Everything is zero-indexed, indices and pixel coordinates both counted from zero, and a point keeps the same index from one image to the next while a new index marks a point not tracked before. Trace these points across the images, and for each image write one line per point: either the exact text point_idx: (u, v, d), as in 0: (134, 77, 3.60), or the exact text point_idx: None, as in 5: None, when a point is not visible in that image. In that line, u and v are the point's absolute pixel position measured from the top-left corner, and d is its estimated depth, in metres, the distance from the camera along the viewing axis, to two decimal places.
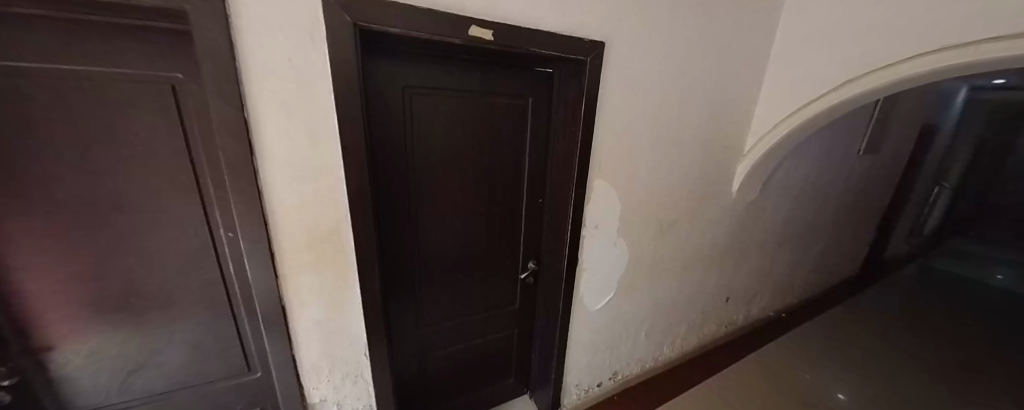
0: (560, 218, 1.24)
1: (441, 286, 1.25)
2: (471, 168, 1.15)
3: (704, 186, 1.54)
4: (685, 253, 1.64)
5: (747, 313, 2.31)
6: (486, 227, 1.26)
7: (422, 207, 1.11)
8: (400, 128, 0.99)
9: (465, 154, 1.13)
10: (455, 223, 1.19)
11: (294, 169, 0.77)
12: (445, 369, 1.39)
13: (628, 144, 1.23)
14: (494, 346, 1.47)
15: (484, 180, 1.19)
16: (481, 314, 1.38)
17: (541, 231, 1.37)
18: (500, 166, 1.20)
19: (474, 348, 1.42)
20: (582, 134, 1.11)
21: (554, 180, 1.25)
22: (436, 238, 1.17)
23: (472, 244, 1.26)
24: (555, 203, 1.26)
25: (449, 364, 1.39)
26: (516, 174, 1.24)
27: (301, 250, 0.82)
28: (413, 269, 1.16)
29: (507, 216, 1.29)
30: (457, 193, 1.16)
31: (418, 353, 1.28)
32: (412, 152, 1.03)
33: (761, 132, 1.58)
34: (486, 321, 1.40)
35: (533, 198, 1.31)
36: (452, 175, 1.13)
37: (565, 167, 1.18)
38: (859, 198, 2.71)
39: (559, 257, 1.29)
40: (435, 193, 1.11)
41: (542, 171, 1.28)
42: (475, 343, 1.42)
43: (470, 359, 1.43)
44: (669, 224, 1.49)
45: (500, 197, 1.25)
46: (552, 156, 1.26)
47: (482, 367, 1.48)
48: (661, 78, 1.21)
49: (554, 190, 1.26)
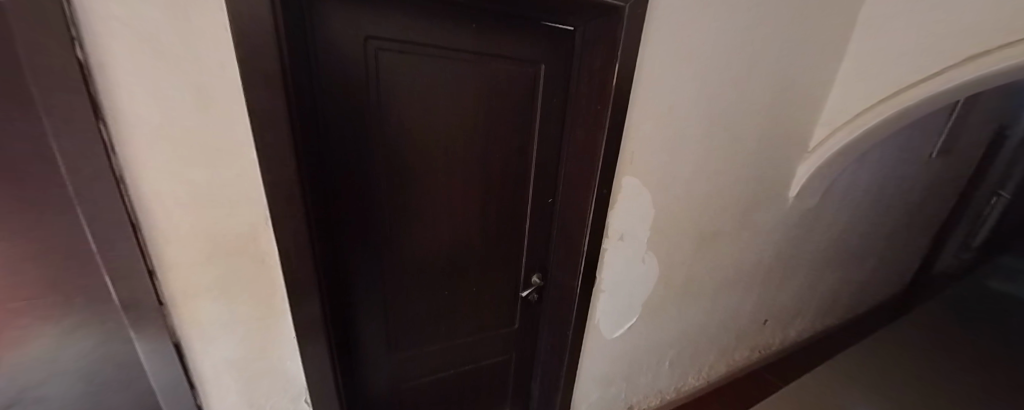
0: (575, 224, 0.96)
1: (420, 303, 0.99)
2: (463, 156, 0.88)
3: (758, 188, 1.22)
4: (724, 270, 1.34)
5: (784, 336, 1.97)
6: (480, 232, 1.00)
7: (392, 204, 0.84)
8: (359, 96, 0.72)
9: (454, 136, 0.85)
10: (438, 227, 0.93)
11: (177, 150, 0.49)
12: (423, 398, 1.14)
13: (669, 132, 0.92)
14: (485, 375, 1.21)
15: (479, 173, 0.92)
16: (471, 338, 1.12)
17: (549, 239, 1.10)
18: (501, 155, 0.93)
19: (462, 377, 1.17)
20: (614, 112, 0.80)
21: (569, 172, 0.97)
22: (414, 244, 0.92)
23: (463, 252, 1.00)
24: (571, 205, 0.97)
25: (431, 395, 1.14)
26: (521, 166, 0.97)
27: (200, 267, 0.56)
28: (383, 283, 0.91)
29: (507, 219, 1.02)
30: (442, 188, 0.89)
31: (391, 381, 1.04)
32: (375, 130, 0.76)
33: (836, 125, 1.24)
34: (478, 346, 1.15)
35: (542, 198, 1.03)
36: (435, 165, 0.85)
37: (586, 157, 0.88)
38: (921, 206, 2.32)
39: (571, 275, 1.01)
40: (414, 187, 0.85)
41: (555, 160, 1.00)
42: (463, 370, 1.16)
43: (457, 388, 1.18)
44: (710, 235, 1.19)
45: (499, 195, 0.97)
46: (567, 144, 0.97)
47: (471, 398, 1.23)
48: (719, 43, 0.90)
49: (568, 187, 0.98)
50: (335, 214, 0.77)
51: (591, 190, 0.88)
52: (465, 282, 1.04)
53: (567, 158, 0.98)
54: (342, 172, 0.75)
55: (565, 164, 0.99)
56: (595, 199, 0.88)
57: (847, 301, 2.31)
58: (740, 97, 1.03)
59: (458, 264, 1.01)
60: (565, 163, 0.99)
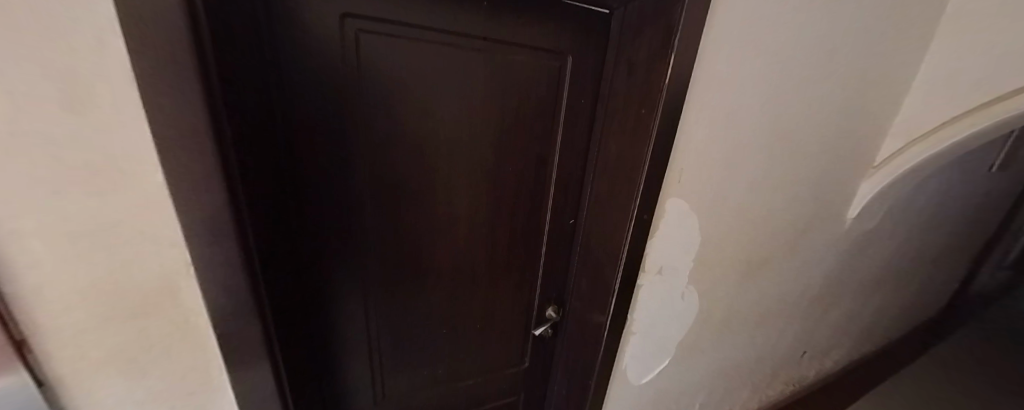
0: (604, 256, 0.78)
1: (414, 344, 0.83)
2: (468, 171, 0.71)
3: (816, 209, 1.03)
4: (769, 303, 1.15)
5: (820, 367, 1.78)
6: (488, 260, 0.83)
7: (379, 231, 0.68)
8: (335, 95, 0.54)
9: (458, 148, 0.68)
10: (437, 256, 0.77)
11: (27, 169, 0.30)
12: None
13: (726, 145, 0.74)
14: None
15: (488, 192, 0.75)
16: (473, 380, 0.96)
17: (568, 267, 0.93)
18: (515, 171, 0.76)
19: None
20: (665, 120, 0.61)
21: (598, 192, 0.79)
22: (407, 277, 0.75)
23: (466, 284, 0.83)
24: (599, 231, 0.79)
25: None
26: (539, 182, 0.80)
27: (92, 333, 0.39)
28: (369, 323, 0.75)
29: (520, 245, 0.85)
30: (442, 211, 0.72)
31: None
32: (357, 139, 0.59)
33: (912, 137, 1.04)
34: (482, 389, 0.98)
35: (562, 220, 0.86)
36: (433, 182, 0.69)
37: (622, 177, 0.70)
38: (973, 223, 2.09)
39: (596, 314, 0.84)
40: (408, 208, 0.69)
41: (580, 176, 0.83)
42: None
43: None
44: (758, 265, 1.00)
45: (511, 217, 0.81)
46: (595, 157, 0.80)
47: None
48: (796, 33, 0.71)
49: (594, 210, 0.81)
50: (307, 245, 0.61)
51: (627, 217, 0.69)
52: (468, 317, 0.87)
53: (594, 174, 0.81)
54: (316, 193, 0.59)
55: (593, 182, 0.82)
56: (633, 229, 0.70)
57: (887, 326, 2.10)
58: (808, 102, 0.83)
59: (460, 298, 0.84)
60: (593, 180, 0.82)
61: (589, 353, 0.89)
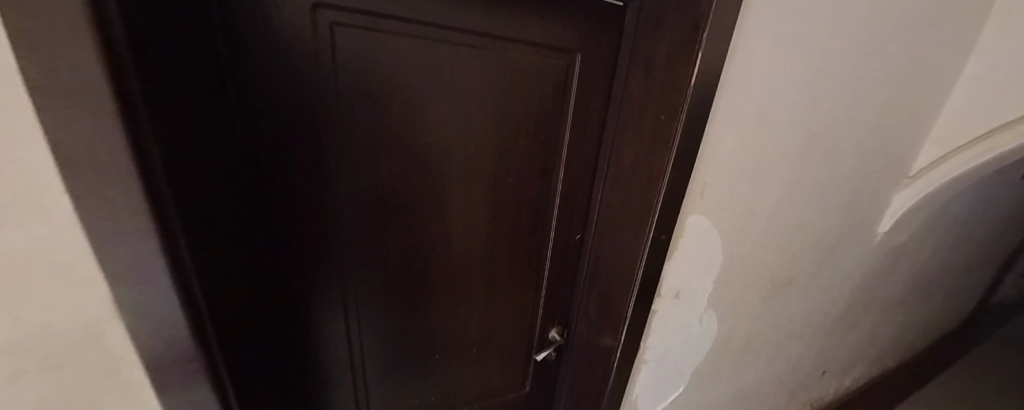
0: (615, 279, 0.70)
1: (405, 370, 0.76)
2: (462, 185, 0.64)
3: (846, 223, 0.94)
4: (791, 323, 1.06)
5: (840, 385, 1.68)
6: (485, 280, 0.76)
7: (363, 252, 0.61)
8: (306, 100, 0.47)
9: (451, 159, 0.61)
10: (428, 277, 0.69)
11: None
12: None
13: (753, 156, 0.65)
14: None
15: (485, 207, 0.68)
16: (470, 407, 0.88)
17: (573, 286, 0.85)
18: (516, 183, 0.68)
19: None
20: (689, 130, 0.53)
21: (608, 207, 0.71)
22: (396, 300, 0.68)
23: (462, 306, 0.76)
24: (609, 250, 0.72)
25: None
26: (543, 194, 0.72)
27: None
28: (353, 352, 0.68)
29: (521, 263, 0.78)
30: (433, 227, 0.65)
31: None
32: (335, 151, 0.52)
33: (955, 145, 0.94)
34: None
35: (567, 237, 0.78)
36: (423, 197, 0.62)
37: (637, 192, 0.62)
38: (1004, 233, 1.97)
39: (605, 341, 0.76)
40: (396, 225, 0.62)
41: (587, 189, 0.75)
42: None
43: None
44: (782, 285, 0.92)
45: (511, 233, 0.73)
46: (604, 168, 0.72)
47: None
48: (838, 28, 0.62)
49: (602, 226, 0.74)
50: (280, 271, 0.53)
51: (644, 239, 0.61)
52: (464, 340, 0.80)
53: (603, 186, 0.73)
54: (288, 212, 0.51)
55: (601, 195, 0.74)
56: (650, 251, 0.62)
57: (909, 341, 1.99)
58: (845, 107, 0.74)
59: (455, 321, 0.77)
60: (601, 193, 0.74)
61: (596, 381, 0.81)
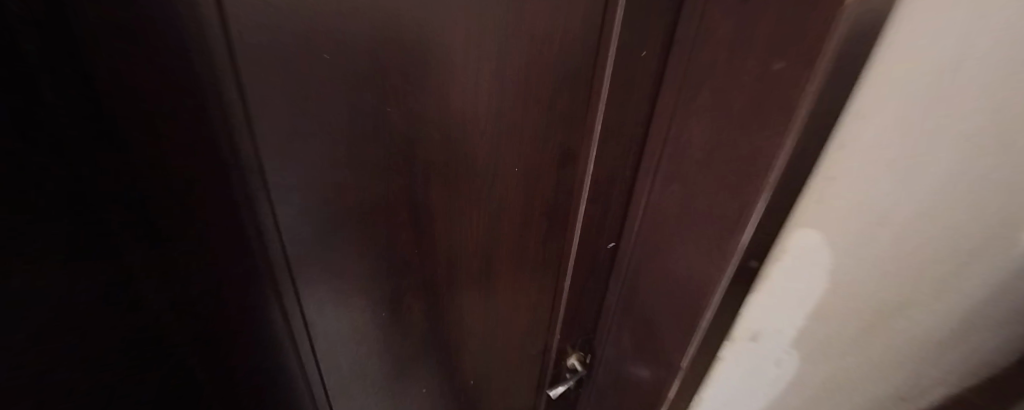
0: (664, 320, 0.51)
1: (390, 401, 0.62)
2: (446, 183, 0.45)
3: (1001, 226, 0.65)
4: (890, 353, 0.81)
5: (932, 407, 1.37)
6: (483, 302, 0.59)
7: (312, 287, 0.43)
8: (178, 82, 0.25)
9: (426, 147, 0.41)
10: (406, 305, 0.52)
11: None
12: None
13: (919, 148, 0.38)
14: None
15: (479, 211, 0.49)
16: None
17: (597, 307, 0.66)
18: (523, 179, 0.49)
19: None
20: (829, 113, 0.29)
21: (654, 215, 0.50)
22: (365, 335, 0.52)
23: (455, 332, 0.60)
24: (657, 280, 0.51)
25: None
26: (562, 188, 0.52)
27: None
28: (313, 398, 0.54)
29: (530, 278, 0.60)
30: (408, 243, 0.47)
31: None
32: (250, 159, 0.31)
33: None
34: None
35: (593, 247, 0.59)
36: (390, 204, 0.43)
37: (711, 207, 0.40)
38: None
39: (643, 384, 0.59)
40: (357, 247, 0.43)
41: (623, 183, 0.54)
42: None
43: None
44: (892, 310, 0.67)
45: (517, 242, 0.55)
46: (654, 160, 0.49)
47: None
48: None
49: (643, 238, 0.53)
50: (185, 331, 0.37)
51: (718, 280, 0.40)
52: (463, 367, 0.65)
53: (647, 184, 0.51)
54: (184, 254, 0.33)
55: (642, 193, 0.52)
56: (723, 296, 0.41)
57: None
58: None
59: (444, 352, 0.61)
60: (647, 195, 0.52)
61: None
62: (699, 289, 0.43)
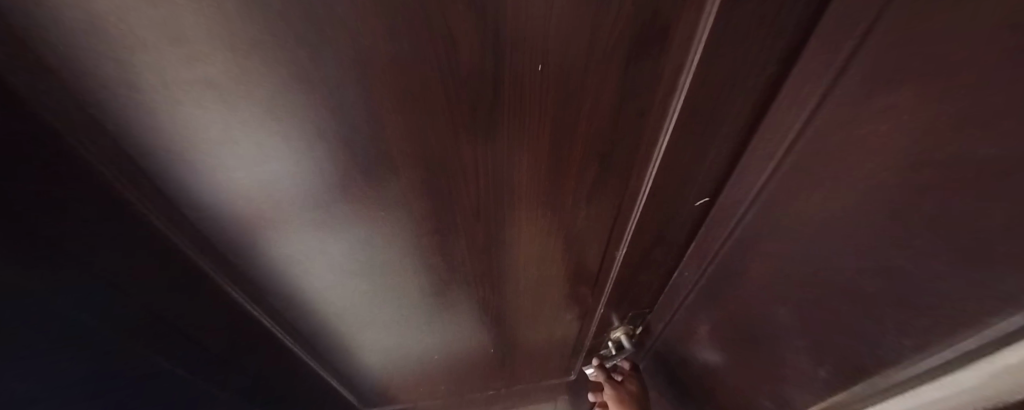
0: (779, 342, 0.31)
1: (405, 357, 0.56)
2: (379, 120, 0.23)
3: None
4: None
5: None
6: (494, 272, 0.44)
7: (246, 256, 0.32)
8: None
9: (296, 56, 0.17)
10: (388, 274, 0.39)
11: None
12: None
13: None
14: (531, 402, 0.85)
15: (468, 163, 0.28)
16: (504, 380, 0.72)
17: (660, 282, 0.47)
18: (541, 109, 0.24)
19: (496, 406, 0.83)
20: None
21: (813, 171, 0.25)
22: (347, 305, 0.42)
23: (464, 303, 0.48)
24: (782, 284, 0.29)
25: None
26: (630, 119, 0.27)
27: None
28: (321, 353, 0.50)
29: (562, 250, 0.42)
30: (361, 209, 0.31)
31: None
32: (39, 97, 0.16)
33: None
34: (514, 384, 0.75)
35: (665, 208, 0.37)
36: (302, 160, 0.25)
37: (978, 205, 0.15)
38: None
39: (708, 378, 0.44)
40: (278, 217, 0.29)
41: (743, 103, 0.27)
42: (497, 402, 0.81)
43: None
44: None
45: (542, 206, 0.35)
46: (851, 49, 0.20)
47: None
48: None
49: (773, 206, 0.29)
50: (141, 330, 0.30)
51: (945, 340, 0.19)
52: (483, 330, 0.55)
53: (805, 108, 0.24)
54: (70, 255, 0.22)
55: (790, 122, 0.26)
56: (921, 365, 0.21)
57: None
58: None
59: (458, 319, 0.51)
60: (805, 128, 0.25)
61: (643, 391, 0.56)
62: (888, 332, 0.21)
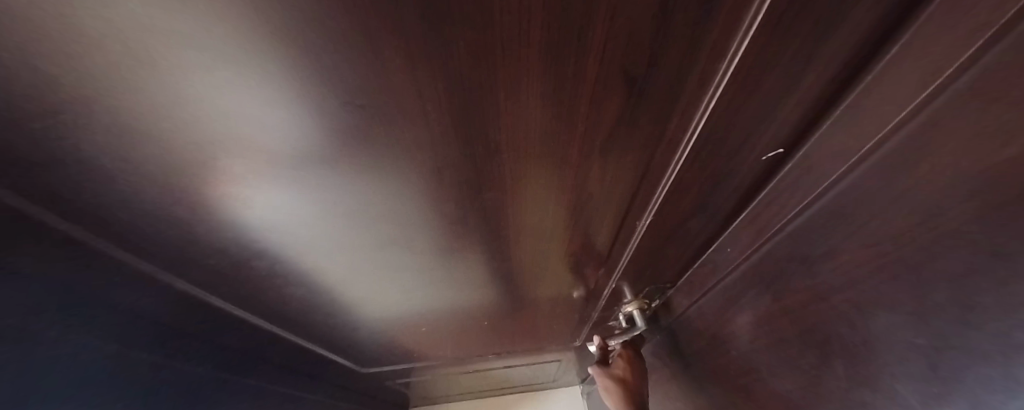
0: (833, 359, 0.23)
1: (400, 323, 0.53)
2: (247, 45, 0.14)
3: None
4: None
5: None
6: (484, 248, 0.37)
7: (164, 218, 0.26)
8: None
9: None
10: (356, 243, 0.33)
11: None
12: (462, 374, 0.87)
13: None
14: (541, 361, 0.84)
15: (416, 111, 0.19)
16: (510, 343, 0.70)
17: (687, 257, 0.39)
18: (518, 14, 0.14)
19: (506, 362, 0.82)
20: None
21: (941, 139, 0.15)
22: (318, 273, 0.37)
23: (455, 276, 0.42)
24: (862, 291, 0.20)
25: (472, 372, 0.86)
26: (685, 30, 0.16)
27: None
28: (308, 318, 0.47)
29: (566, 221, 0.34)
30: (286, 166, 0.23)
31: (404, 370, 0.76)
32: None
33: None
34: (521, 347, 0.72)
35: (710, 172, 0.27)
36: (145, 91, 0.16)
37: None
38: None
39: (724, 372, 0.37)
40: (176, 171, 0.22)
41: (864, 14, 0.15)
42: (507, 359, 0.80)
43: (503, 368, 0.87)
44: None
45: (537, 167, 0.26)
46: None
47: (528, 372, 0.92)
48: None
49: (883, 177, 0.19)
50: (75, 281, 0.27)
51: None
52: (483, 301, 0.50)
53: (965, 31, 0.13)
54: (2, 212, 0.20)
55: (930, 61, 0.15)
56: None
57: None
58: None
59: (451, 292, 0.46)
60: (951, 74, 0.14)
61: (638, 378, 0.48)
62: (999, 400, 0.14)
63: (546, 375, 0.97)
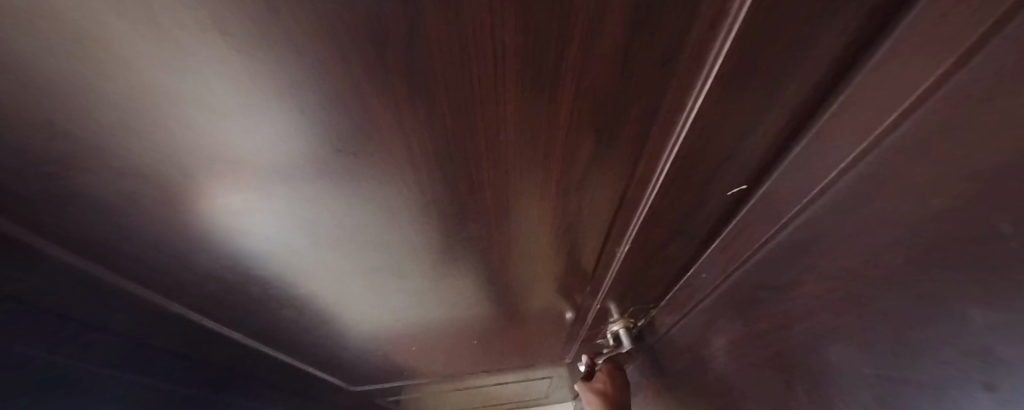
0: (799, 383, 0.24)
1: (388, 342, 0.53)
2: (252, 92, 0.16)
3: None
4: None
5: None
6: (471, 270, 0.38)
7: (147, 242, 0.26)
8: None
9: None
10: (343, 267, 0.33)
11: None
12: (449, 391, 0.86)
13: None
14: (531, 378, 0.84)
15: (402, 148, 0.20)
16: (499, 360, 0.70)
17: (668, 280, 0.41)
18: (496, 70, 0.16)
19: (495, 380, 0.82)
20: None
21: (883, 182, 0.16)
22: (306, 295, 0.37)
23: (442, 297, 0.43)
24: (822, 319, 0.22)
25: (459, 390, 0.85)
26: (646, 81, 0.18)
27: None
28: (295, 338, 0.47)
29: (550, 245, 0.35)
30: (271, 192, 0.23)
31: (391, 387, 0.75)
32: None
33: None
34: (511, 364, 0.72)
35: (685, 201, 0.29)
36: (138, 120, 0.17)
37: None
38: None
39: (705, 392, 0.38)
40: (171, 201, 0.23)
41: (813, 69, 0.17)
42: (496, 377, 0.80)
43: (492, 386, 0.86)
44: None
45: (519, 194, 0.26)
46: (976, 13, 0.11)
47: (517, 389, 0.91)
48: None
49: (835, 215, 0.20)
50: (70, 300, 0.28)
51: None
52: (471, 320, 0.50)
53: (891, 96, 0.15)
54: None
55: (868, 117, 0.17)
56: None
57: None
58: None
59: (438, 313, 0.46)
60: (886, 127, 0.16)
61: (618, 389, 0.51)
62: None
63: (535, 392, 0.96)
